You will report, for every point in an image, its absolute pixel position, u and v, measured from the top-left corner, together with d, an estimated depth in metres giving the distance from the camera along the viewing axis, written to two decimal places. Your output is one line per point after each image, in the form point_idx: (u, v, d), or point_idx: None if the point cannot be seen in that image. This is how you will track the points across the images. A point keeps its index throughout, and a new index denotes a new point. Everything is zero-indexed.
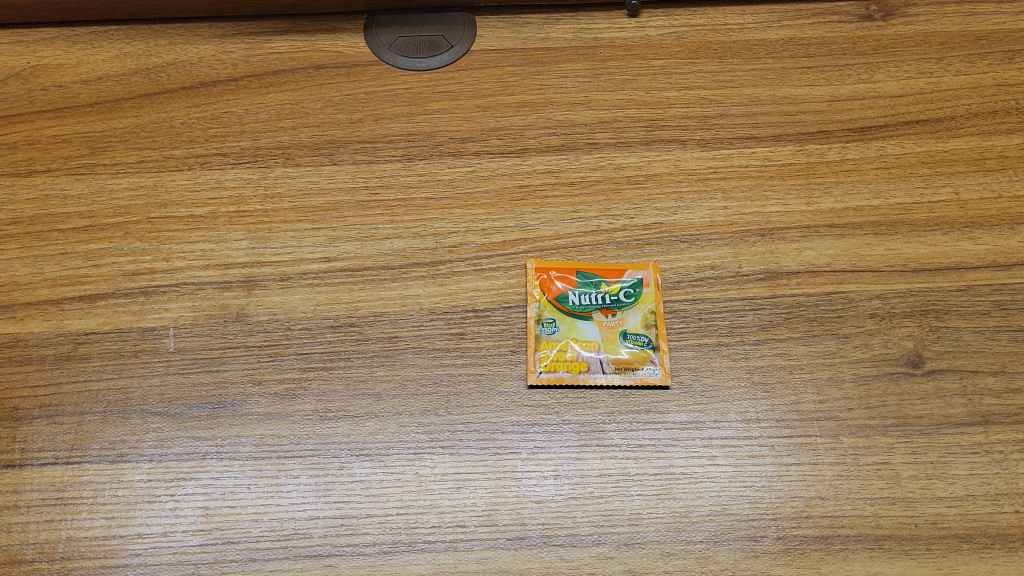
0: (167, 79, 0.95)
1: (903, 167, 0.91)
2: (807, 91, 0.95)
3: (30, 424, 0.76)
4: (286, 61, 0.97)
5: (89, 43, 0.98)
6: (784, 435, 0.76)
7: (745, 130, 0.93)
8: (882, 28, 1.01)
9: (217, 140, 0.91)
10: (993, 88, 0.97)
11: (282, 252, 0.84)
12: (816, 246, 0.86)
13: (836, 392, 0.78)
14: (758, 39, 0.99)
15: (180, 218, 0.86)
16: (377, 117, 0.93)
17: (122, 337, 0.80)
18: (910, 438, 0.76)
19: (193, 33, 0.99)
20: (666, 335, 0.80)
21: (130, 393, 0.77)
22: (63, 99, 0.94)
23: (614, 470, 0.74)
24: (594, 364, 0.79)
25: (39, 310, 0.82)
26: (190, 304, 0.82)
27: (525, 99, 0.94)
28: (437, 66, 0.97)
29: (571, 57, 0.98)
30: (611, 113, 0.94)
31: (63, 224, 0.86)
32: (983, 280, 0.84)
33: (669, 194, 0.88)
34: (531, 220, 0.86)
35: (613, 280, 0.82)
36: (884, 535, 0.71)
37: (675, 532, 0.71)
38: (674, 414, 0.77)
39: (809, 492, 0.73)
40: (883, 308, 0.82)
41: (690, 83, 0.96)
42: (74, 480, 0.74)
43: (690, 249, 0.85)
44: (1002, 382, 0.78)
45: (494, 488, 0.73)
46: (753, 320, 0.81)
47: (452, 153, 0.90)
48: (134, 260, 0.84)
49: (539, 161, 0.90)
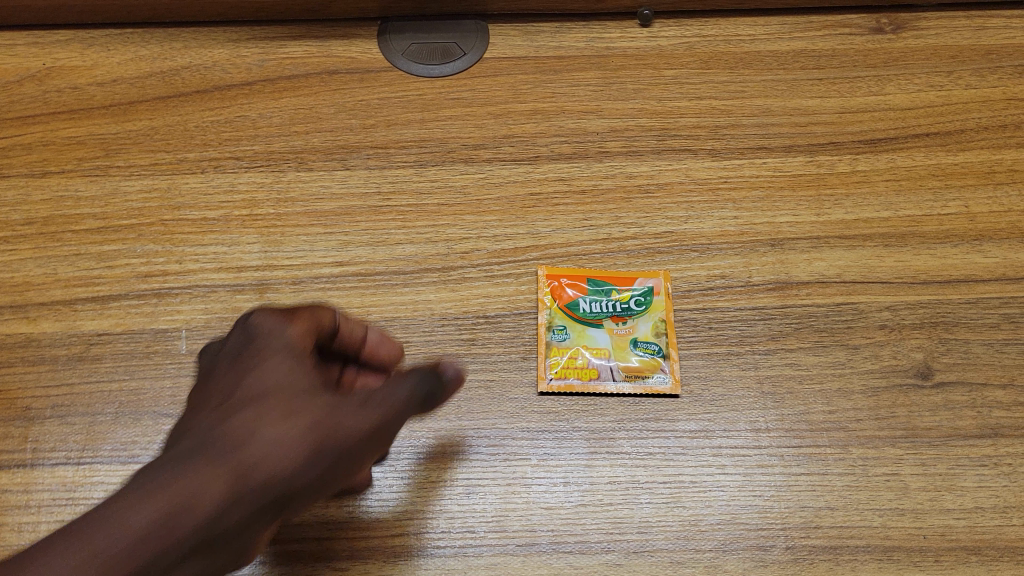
0: (182, 83, 0.96)
1: (914, 179, 0.91)
2: (818, 102, 0.96)
3: (41, 424, 0.76)
4: (300, 66, 0.97)
5: (105, 47, 0.99)
6: (794, 445, 0.76)
7: (757, 139, 0.93)
8: (893, 41, 1.01)
9: (231, 144, 0.92)
10: (1003, 102, 0.97)
11: (295, 256, 0.85)
12: (827, 256, 0.86)
13: (846, 402, 0.78)
14: (769, 50, 1.00)
15: (194, 221, 0.87)
16: (391, 123, 0.93)
17: (135, 338, 0.80)
18: (919, 449, 0.76)
19: (209, 38, 1.00)
20: (676, 344, 0.81)
21: (142, 394, 0.77)
22: (79, 102, 0.95)
23: (623, 478, 0.74)
24: (604, 371, 0.80)
25: (52, 310, 0.82)
26: (202, 307, 0.82)
27: (537, 107, 0.95)
28: (450, 73, 0.97)
29: (583, 66, 0.98)
30: (623, 121, 0.94)
31: (77, 226, 0.87)
32: (993, 292, 0.84)
33: (680, 203, 0.89)
34: (541, 227, 0.87)
35: (623, 288, 0.83)
36: (893, 546, 0.71)
37: (684, 541, 0.71)
38: (684, 422, 0.77)
39: (818, 503, 0.73)
40: (894, 319, 0.82)
41: (701, 93, 0.96)
42: (85, 481, 0.73)
43: (700, 259, 0.85)
44: (1010, 395, 0.79)
45: (503, 494, 0.73)
46: (763, 330, 0.81)
47: (464, 160, 0.91)
48: (147, 262, 0.84)
49: (550, 168, 0.91)
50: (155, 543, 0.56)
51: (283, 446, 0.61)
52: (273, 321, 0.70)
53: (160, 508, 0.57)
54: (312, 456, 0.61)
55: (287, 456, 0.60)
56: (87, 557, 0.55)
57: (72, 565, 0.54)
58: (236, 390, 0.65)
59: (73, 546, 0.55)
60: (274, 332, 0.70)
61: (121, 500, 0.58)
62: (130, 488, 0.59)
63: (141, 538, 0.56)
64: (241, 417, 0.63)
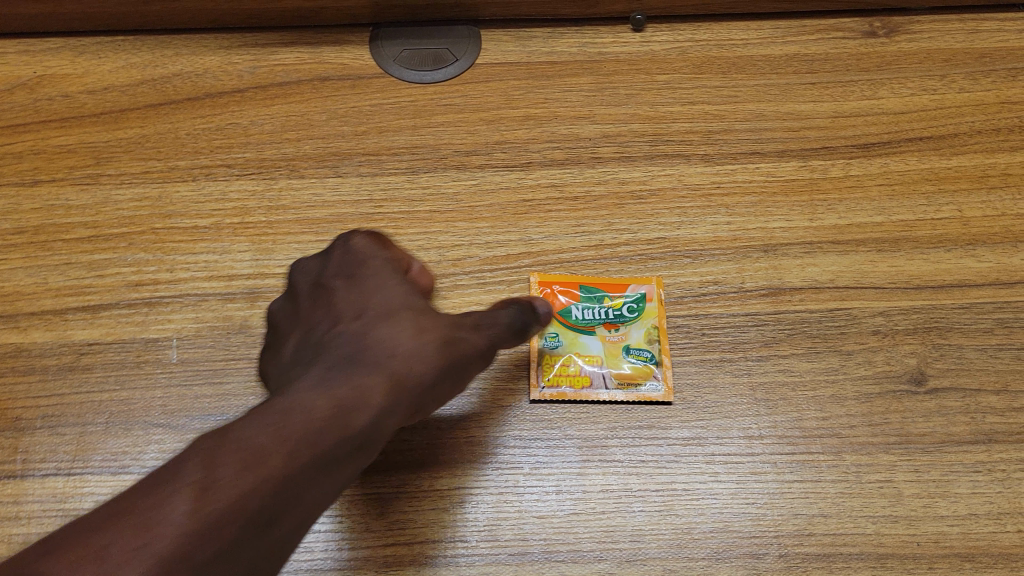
0: (173, 91, 0.96)
1: (907, 184, 0.91)
2: (811, 106, 0.96)
3: (32, 435, 0.76)
4: (291, 73, 0.97)
5: (96, 54, 0.99)
6: (787, 452, 0.76)
7: (749, 144, 0.93)
8: (886, 45, 1.01)
9: (222, 151, 0.91)
10: (997, 105, 0.97)
11: (286, 264, 0.84)
12: (820, 262, 0.86)
13: (839, 409, 0.78)
14: (762, 54, 1.00)
15: (185, 230, 0.86)
16: (383, 129, 0.93)
17: (126, 348, 0.80)
18: (913, 456, 0.75)
19: (200, 45, 0.99)
20: (669, 351, 0.80)
21: (133, 404, 0.77)
22: (69, 110, 0.95)
23: (616, 486, 0.74)
24: (597, 379, 0.79)
25: (42, 320, 0.82)
26: (193, 316, 0.82)
27: (529, 113, 0.94)
28: (442, 79, 0.97)
29: (575, 72, 0.98)
30: (616, 127, 0.94)
31: (68, 235, 0.86)
32: (987, 297, 0.84)
33: (672, 209, 0.89)
34: (533, 234, 0.87)
35: (616, 294, 0.83)
36: (887, 553, 0.71)
37: (677, 549, 0.71)
38: (677, 429, 0.77)
39: (811, 510, 0.73)
40: (887, 325, 0.82)
41: (694, 98, 0.96)
42: (75, 492, 0.73)
43: (693, 265, 0.85)
44: (1004, 401, 0.78)
45: (495, 503, 0.73)
46: (756, 336, 0.81)
47: (456, 166, 0.91)
48: (138, 271, 0.84)
49: (542, 174, 0.90)
50: (331, 432, 0.57)
51: (420, 351, 0.64)
52: (368, 245, 0.74)
53: (330, 402, 0.58)
54: (442, 357, 0.65)
55: (416, 359, 0.63)
56: (273, 441, 0.54)
57: (256, 448, 0.53)
58: (343, 309, 0.68)
59: (258, 432, 0.55)
60: (370, 257, 0.72)
61: (290, 396, 0.58)
62: (289, 390, 0.59)
63: (325, 421, 0.57)
64: (373, 324, 0.65)
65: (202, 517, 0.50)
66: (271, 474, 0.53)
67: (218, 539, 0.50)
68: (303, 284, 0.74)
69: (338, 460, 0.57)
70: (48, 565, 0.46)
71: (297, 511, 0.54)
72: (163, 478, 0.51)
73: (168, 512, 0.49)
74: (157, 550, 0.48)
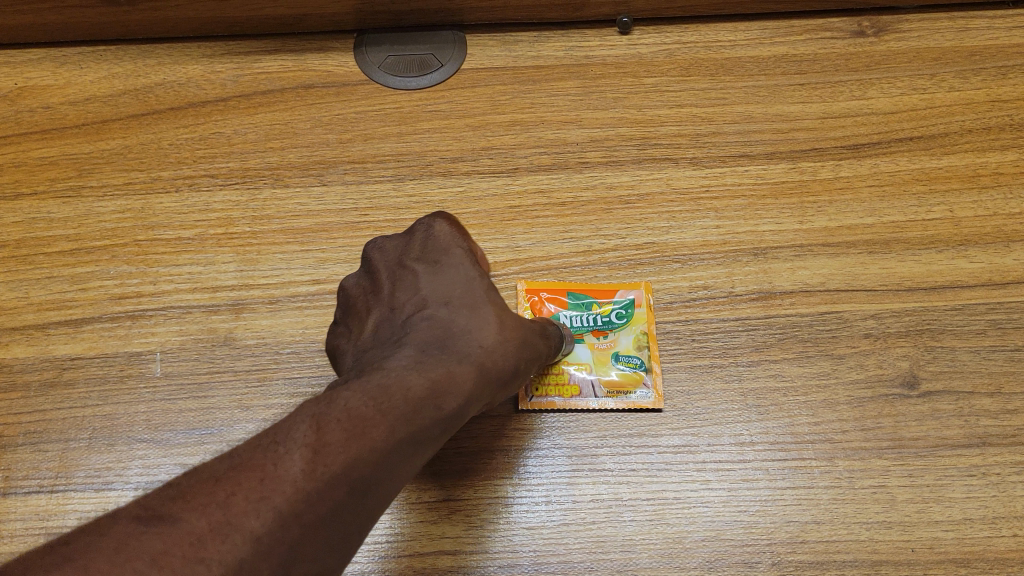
0: (156, 100, 0.95)
1: (898, 184, 0.90)
2: (799, 107, 0.95)
3: (14, 452, 0.75)
4: (275, 81, 0.96)
5: (78, 65, 0.98)
6: (779, 459, 0.75)
7: (738, 146, 0.92)
8: (875, 44, 1.00)
9: (205, 161, 0.90)
10: (988, 104, 0.96)
11: (271, 275, 0.83)
12: (810, 264, 0.85)
13: (831, 414, 0.77)
14: (750, 55, 0.99)
15: (168, 241, 0.85)
16: (368, 137, 0.92)
17: (109, 362, 0.79)
18: (907, 460, 0.75)
19: (183, 53, 0.98)
20: (658, 357, 0.79)
21: (116, 419, 0.76)
22: (51, 121, 0.94)
23: (606, 495, 0.73)
24: (586, 387, 0.78)
25: (24, 335, 0.81)
26: (177, 329, 0.81)
27: (516, 118, 0.94)
28: (428, 85, 0.96)
29: (561, 76, 0.97)
30: (603, 131, 0.93)
31: (50, 248, 0.85)
32: (979, 298, 0.83)
33: (660, 213, 0.88)
34: (521, 241, 0.86)
35: (604, 301, 0.82)
36: (881, 560, 0.70)
37: (668, 558, 0.70)
38: (668, 437, 0.76)
39: (804, 517, 0.72)
40: (879, 328, 0.81)
41: (682, 100, 0.95)
42: (58, 509, 0.72)
43: (681, 270, 0.84)
44: (998, 403, 0.77)
45: (484, 515, 0.72)
46: (746, 341, 0.80)
47: (442, 173, 0.90)
48: (121, 284, 0.83)
49: (529, 181, 0.89)
50: (424, 412, 0.57)
51: (504, 342, 0.64)
52: (448, 233, 0.71)
53: (425, 379, 0.58)
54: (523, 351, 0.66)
55: (505, 348, 0.64)
56: (374, 411, 0.55)
57: (361, 419, 0.54)
58: (424, 294, 0.67)
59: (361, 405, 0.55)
60: (451, 245, 0.70)
61: (384, 370, 0.58)
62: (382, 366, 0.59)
63: (421, 401, 0.57)
64: (458, 310, 0.65)
65: (318, 479, 0.50)
66: (374, 444, 0.53)
67: (327, 502, 0.50)
68: (379, 262, 0.71)
69: (426, 442, 0.57)
70: (172, 510, 0.46)
71: (389, 484, 0.54)
72: (274, 438, 0.52)
73: (286, 468, 0.49)
74: (274, 504, 0.48)
